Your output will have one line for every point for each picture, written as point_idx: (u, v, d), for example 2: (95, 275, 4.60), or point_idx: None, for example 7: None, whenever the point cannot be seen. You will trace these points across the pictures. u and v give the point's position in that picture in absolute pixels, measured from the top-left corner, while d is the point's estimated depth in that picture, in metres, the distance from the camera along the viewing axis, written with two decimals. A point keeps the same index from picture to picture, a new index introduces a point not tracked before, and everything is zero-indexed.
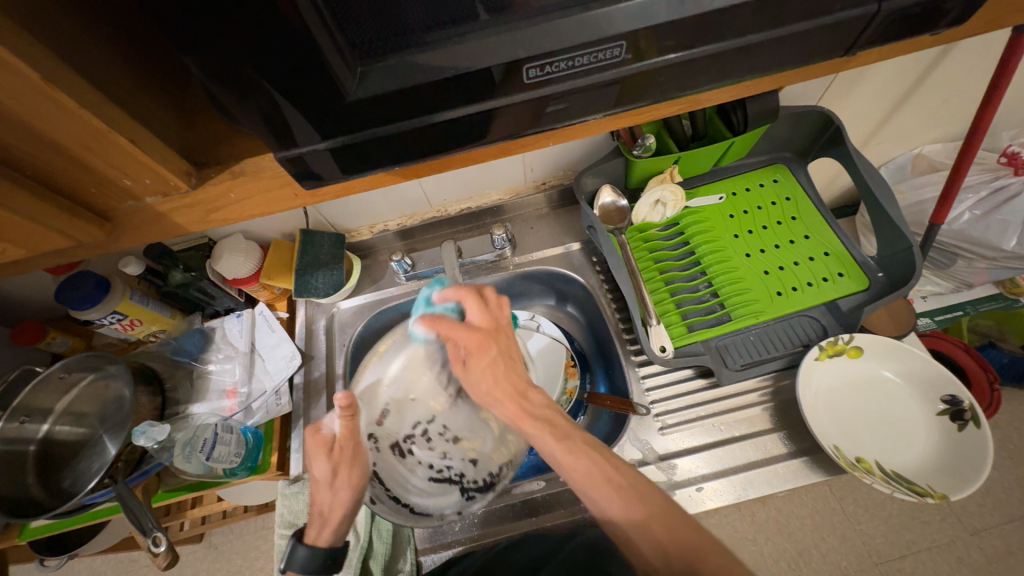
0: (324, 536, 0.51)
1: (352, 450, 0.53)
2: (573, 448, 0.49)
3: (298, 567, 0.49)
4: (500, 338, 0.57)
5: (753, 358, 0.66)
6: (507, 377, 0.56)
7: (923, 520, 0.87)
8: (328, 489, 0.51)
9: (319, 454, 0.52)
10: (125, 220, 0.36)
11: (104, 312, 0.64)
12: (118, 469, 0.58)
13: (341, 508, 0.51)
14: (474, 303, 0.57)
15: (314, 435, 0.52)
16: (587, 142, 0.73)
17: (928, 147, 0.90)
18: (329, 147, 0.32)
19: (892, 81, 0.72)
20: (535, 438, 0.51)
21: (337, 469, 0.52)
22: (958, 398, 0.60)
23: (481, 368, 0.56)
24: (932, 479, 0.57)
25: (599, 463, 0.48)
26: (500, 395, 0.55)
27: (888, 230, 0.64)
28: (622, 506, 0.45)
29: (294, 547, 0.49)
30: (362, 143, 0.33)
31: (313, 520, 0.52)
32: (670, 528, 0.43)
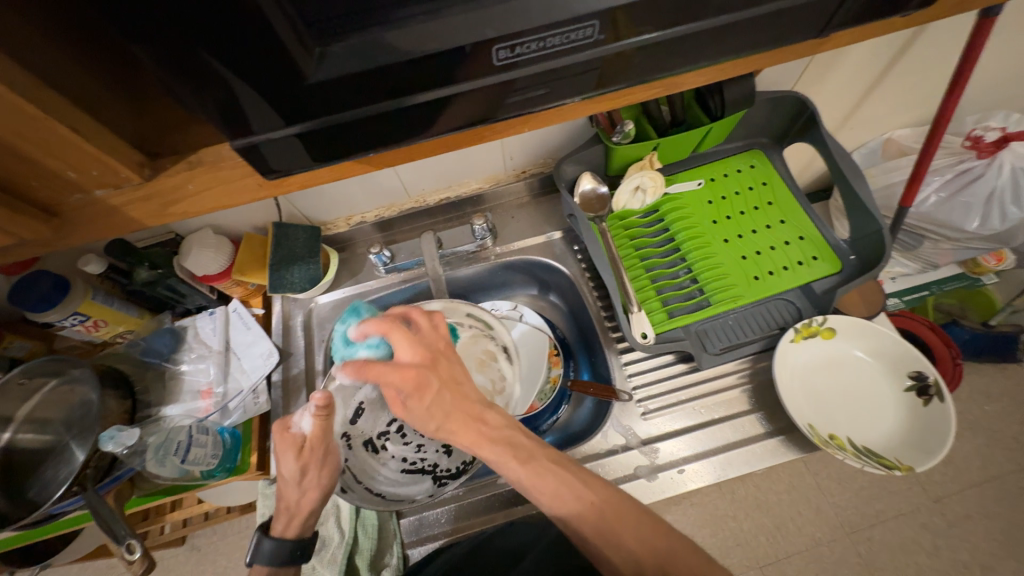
0: (290, 531, 0.51)
1: (323, 451, 0.53)
2: (539, 470, 0.49)
3: (264, 561, 0.50)
4: (439, 365, 0.53)
5: (731, 342, 0.67)
6: (455, 406, 0.52)
7: (890, 490, 0.91)
8: (295, 487, 0.51)
9: (287, 453, 0.51)
10: (74, 215, 0.34)
11: (65, 313, 0.61)
12: (87, 476, 0.55)
13: (308, 506, 0.52)
14: (400, 336, 0.52)
15: (280, 434, 0.52)
16: (567, 129, 0.72)
17: (897, 131, 0.93)
18: (295, 133, 0.31)
19: (864, 67, 0.73)
20: (494, 463, 0.50)
21: (306, 469, 0.52)
22: (924, 373, 0.63)
23: (419, 407, 0.51)
24: (900, 452, 0.60)
25: (565, 480, 0.49)
26: (448, 425, 0.51)
27: (860, 213, 0.66)
28: (584, 511, 0.47)
29: (260, 540, 0.50)
30: (329, 128, 0.32)
31: (279, 515, 0.52)
32: (638, 537, 0.46)
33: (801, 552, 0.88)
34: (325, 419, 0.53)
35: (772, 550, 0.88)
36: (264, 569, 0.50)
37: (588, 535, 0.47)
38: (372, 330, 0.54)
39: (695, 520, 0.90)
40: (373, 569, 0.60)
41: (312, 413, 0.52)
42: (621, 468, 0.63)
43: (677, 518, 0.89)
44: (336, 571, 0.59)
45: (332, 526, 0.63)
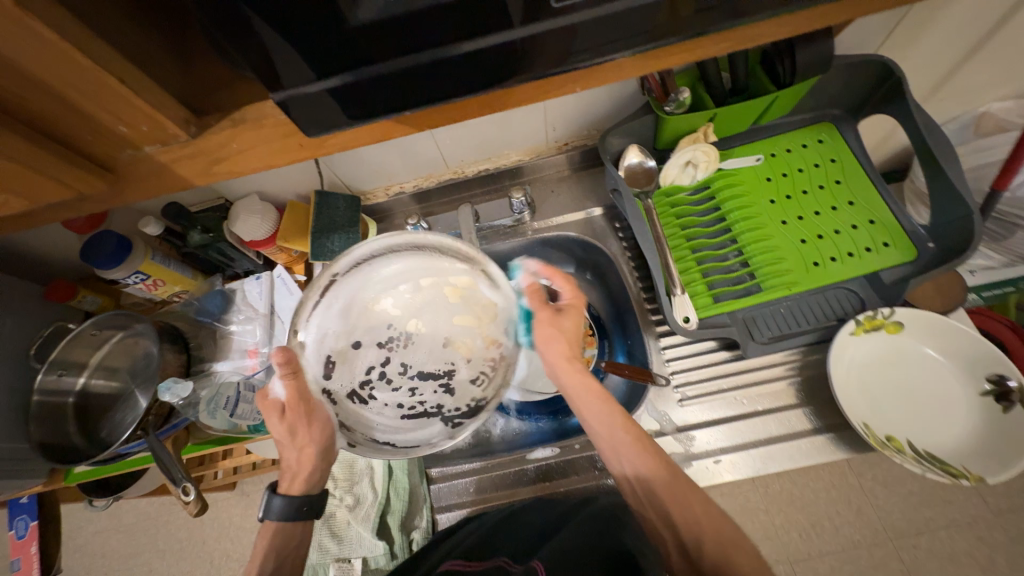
0: (295, 487, 0.53)
1: (303, 410, 0.53)
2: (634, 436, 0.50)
3: (277, 517, 0.51)
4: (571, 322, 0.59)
5: (783, 331, 0.62)
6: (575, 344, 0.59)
7: (945, 498, 0.85)
8: (288, 446, 0.53)
9: (272, 416, 0.53)
10: (126, 171, 0.35)
11: (127, 271, 0.65)
12: (149, 423, 0.59)
13: (307, 461, 0.53)
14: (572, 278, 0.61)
15: (263, 399, 0.54)
16: (615, 96, 0.68)
17: (995, 105, 0.81)
18: (330, 87, 0.30)
19: (967, 26, 0.64)
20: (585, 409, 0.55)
21: (293, 430, 0.53)
22: (1005, 377, 0.56)
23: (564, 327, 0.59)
24: (968, 460, 0.55)
25: (640, 439, 0.50)
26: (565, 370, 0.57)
27: (947, 196, 0.58)
28: (653, 473, 0.48)
29: (270, 498, 0.52)
30: (366, 82, 0.30)
31: (283, 475, 0.54)
32: (705, 509, 0.45)
33: (838, 552, 0.84)
34: (297, 380, 0.52)
35: (805, 548, 0.85)
36: (277, 524, 0.51)
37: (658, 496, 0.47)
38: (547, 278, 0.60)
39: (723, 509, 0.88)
40: (403, 529, 0.63)
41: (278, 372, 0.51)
42: None
43: None
44: (369, 529, 0.62)
45: (366, 485, 0.66)
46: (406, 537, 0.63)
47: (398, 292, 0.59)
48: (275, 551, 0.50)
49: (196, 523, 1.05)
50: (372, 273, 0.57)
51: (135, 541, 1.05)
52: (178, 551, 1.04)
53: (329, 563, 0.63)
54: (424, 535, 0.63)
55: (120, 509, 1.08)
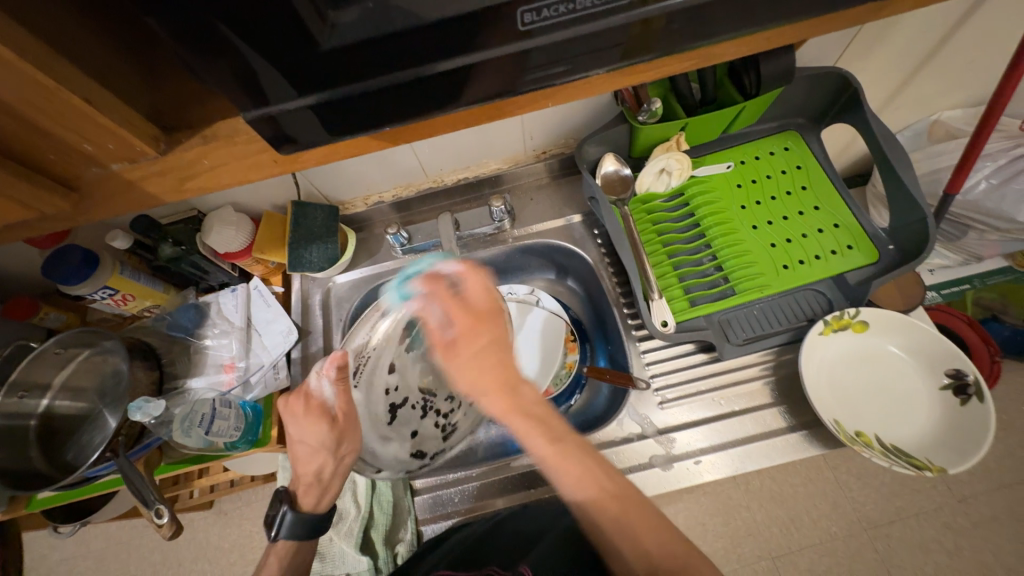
0: (322, 503, 0.54)
1: (350, 420, 0.56)
2: (568, 454, 0.46)
3: (291, 533, 0.51)
4: (492, 324, 0.52)
5: (756, 333, 0.65)
6: (496, 366, 0.50)
7: (913, 488, 0.88)
8: (329, 455, 0.54)
9: (317, 424, 0.54)
10: (91, 189, 0.34)
11: (94, 286, 0.63)
12: (119, 443, 0.58)
13: (343, 472, 0.55)
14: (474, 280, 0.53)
15: (306, 404, 0.54)
16: (591, 106, 0.69)
17: (947, 113, 0.86)
18: (310, 104, 0.30)
19: (916, 40, 0.68)
20: (519, 436, 0.47)
21: (339, 437, 0.55)
22: (962, 372, 0.59)
23: (467, 352, 0.51)
24: (931, 452, 0.57)
25: (588, 464, 0.46)
26: (484, 386, 0.49)
27: (903, 201, 0.62)
28: (599, 498, 0.44)
29: (286, 513, 0.51)
30: (341, 99, 0.30)
31: (307, 488, 0.54)
32: (655, 539, 0.42)
33: (816, 545, 0.87)
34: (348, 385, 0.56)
35: (786, 542, 0.87)
36: (290, 542, 0.51)
37: (603, 523, 0.44)
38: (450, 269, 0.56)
39: (707, 508, 0.90)
40: (388, 544, 0.62)
41: (331, 377, 0.55)
42: (636, 456, 0.63)
43: (688, 506, 0.90)
44: (352, 545, 0.61)
45: (349, 500, 0.64)
46: (390, 552, 0.62)
47: (405, 364, 0.63)
48: (292, 570, 0.50)
49: (171, 546, 1.01)
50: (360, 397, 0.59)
51: (105, 567, 1.01)
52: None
53: None
54: (408, 548, 0.62)
55: (89, 535, 1.03)
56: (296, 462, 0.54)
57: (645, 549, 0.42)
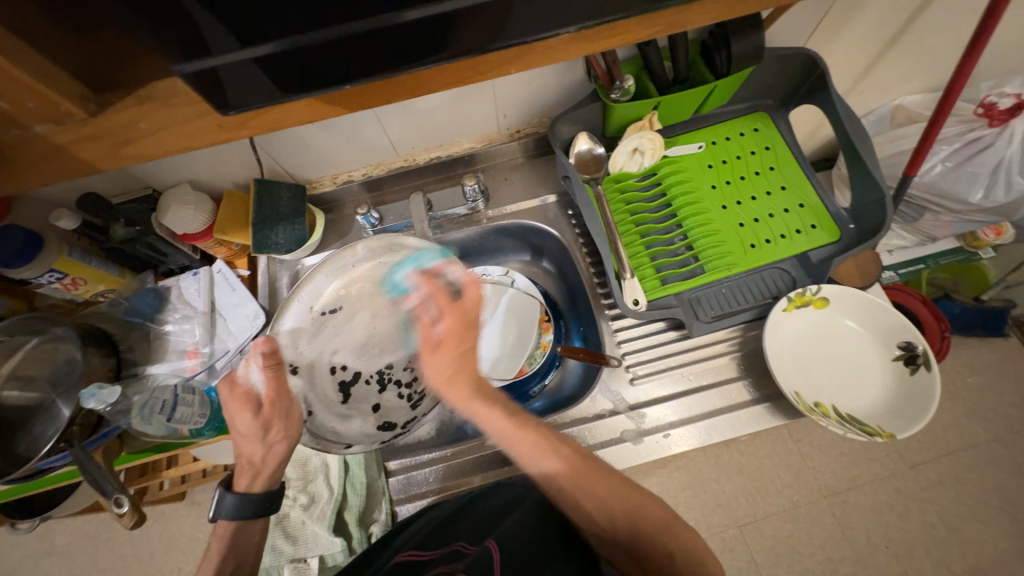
0: (256, 486, 0.51)
1: (281, 404, 0.54)
2: (530, 437, 0.50)
3: (229, 515, 0.49)
4: (473, 332, 0.54)
5: (724, 310, 0.66)
6: (469, 369, 0.54)
7: (869, 456, 0.94)
8: (259, 442, 0.52)
9: (243, 410, 0.52)
10: (17, 157, 0.32)
11: (42, 268, 0.59)
12: (73, 433, 0.55)
13: (276, 458, 0.53)
14: (472, 289, 0.55)
15: (231, 391, 0.52)
16: (564, 83, 0.68)
17: (907, 98, 0.89)
18: (253, 57, 0.29)
19: (881, 23, 0.69)
20: (480, 414, 0.52)
21: (268, 425, 0.53)
22: (913, 343, 0.62)
23: (448, 355, 0.54)
24: (883, 420, 0.61)
25: (545, 439, 0.50)
26: (456, 374, 0.53)
27: (864, 180, 0.64)
28: (559, 469, 0.48)
29: (223, 496, 0.49)
30: (288, 53, 0.29)
31: (240, 471, 0.52)
32: (612, 492, 0.47)
33: (780, 512, 0.92)
34: (277, 371, 0.54)
35: (751, 511, 0.92)
36: (231, 522, 0.49)
37: (566, 487, 0.47)
38: (453, 272, 0.60)
39: (679, 482, 0.93)
40: (362, 524, 0.62)
41: (261, 363, 0.53)
42: (607, 432, 0.64)
43: (663, 479, 0.93)
44: (326, 527, 0.61)
45: (320, 483, 0.64)
46: (365, 531, 0.62)
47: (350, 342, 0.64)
48: (232, 552, 0.49)
49: (142, 539, 0.99)
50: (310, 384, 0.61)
51: (72, 562, 0.98)
52: (122, 569, 0.97)
53: (284, 565, 0.61)
54: (383, 528, 0.61)
55: (52, 530, 0.99)
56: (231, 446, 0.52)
57: (601, 499, 0.46)
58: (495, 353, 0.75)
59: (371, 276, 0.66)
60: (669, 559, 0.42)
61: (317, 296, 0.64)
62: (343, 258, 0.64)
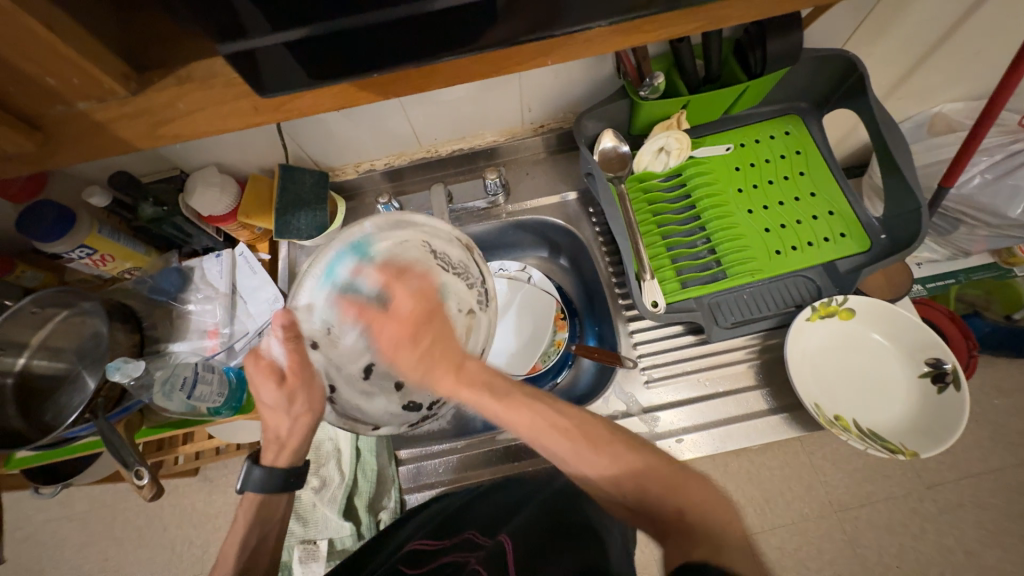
0: (282, 459, 0.54)
1: (302, 377, 0.54)
2: (514, 405, 0.48)
3: (255, 487, 0.51)
4: (431, 322, 0.56)
5: (745, 317, 0.65)
6: (442, 354, 0.54)
7: (885, 474, 0.91)
8: (284, 413, 0.54)
9: (268, 382, 0.53)
10: (58, 131, 0.33)
11: (72, 244, 0.61)
12: (98, 404, 0.57)
13: (300, 431, 0.54)
14: (399, 287, 0.57)
15: (256, 364, 0.54)
16: (592, 78, 0.67)
17: (948, 106, 0.86)
18: (286, 41, 0.29)
19: (927, 26, 0.66)
20: (473, 405, 0.51)
21: (292, 397, 0.54)
22: (942, 360, 0.60)
23: (410, 355, 0.54)
24: (905, 437, 0.59)
25: (535, 409, 0.48)
26: (429, 371, 0.53)
27: (899, 190, 0.61)
28: (563, 437, 0.46)
29: (251, 469, 0.52)
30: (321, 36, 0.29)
31: (268, 445, 0.54)
32: (613, 455, 0.44)
33: (788, 525, 0.90)
34: (298, 343, 0.55)
35: (759, 521, 0.90)
36: (256, 496, 0.51)
37: (571, 462, 0.45)
38: (369, 278, 0.58)
39: None
40: (371, 510, 0.62)
41: (280, 336, 0.54)
42: None
43: None
44: (337, 510, 0.62)
45: (332, 468, 0.65)
46: (373, 518, 0.62)
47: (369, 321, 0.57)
48: (257, 522, 0.51)
49: (156, 511, 1.02)
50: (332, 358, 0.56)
51: (90, 529, 1.01)
52: (136, 539, 1.00)
53: (295, 545, 0.62)
54: (391, 515, 0.62)
55: (72, 497, 1.03)
56: (260, 421, 0.55)
57: (603, 465, 0.43)
58: (507, 348, 0.75)
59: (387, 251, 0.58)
60: (675, 513, 0.38)
61: (331, 272, 0.57)
62: (352, 234, 0.57)
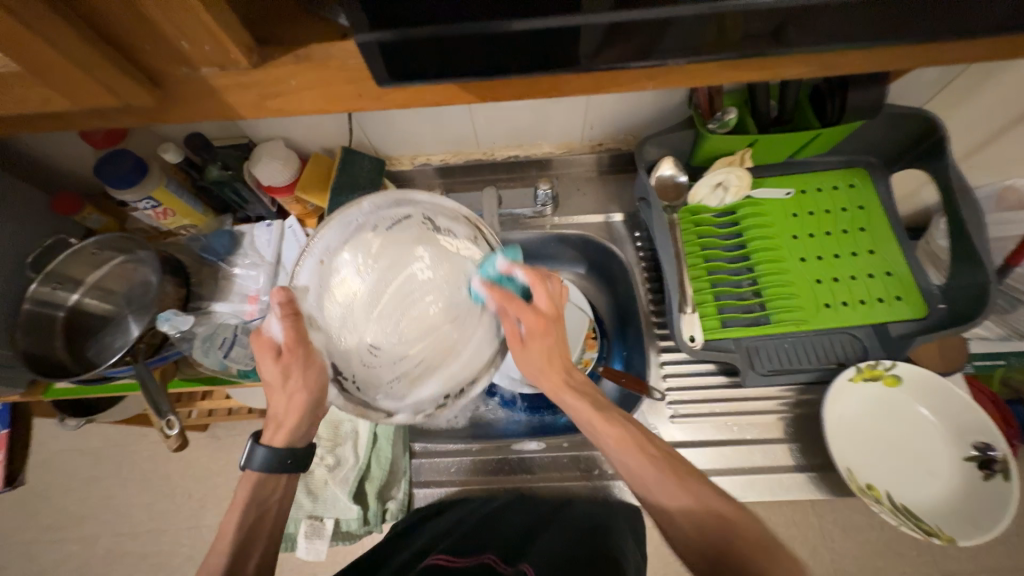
0: (278, 438, 0.52)
1: (300, 354, 0.51)
2: (614, 433, 0.50)
3: (256, 466, 0.51)
4: (558, 325, 0.54)
5: (784, 366, 0.63)
6: (561, 359, 0.54)
7: (901, 555, 0.87)
8: (281, 391, 0.52)
9: (266, 357, 0.52)
10: (177, 90, 0.35)
11: (139, 194, 0.64)
12: (140, 350, 0.59)
13: (296, 410, 0.52)
14: (542, 288, 0.53)
15: (259, 339, 0.52)
16: (661, 105, 0.67)
17: (1021, 181, 0.82)
18: (379, 40, 0.30)
19: (1017, 97, 0.64)
20: (574, 414, 0.53)
21: (287, 374, 0.52)
22: (991, 446, 0.57)
23: (539, 350, 0.53)
24: (942, 520, 0.56)
25: (637, 440, 0.50)
26: (545, 369, 0.53)
27: (964, 261, 0.59)
28: (648, 477, 0.47)
29: (253, 448, 0.51)
30: (411, 41, 0.30)
31: (268, 423, 0.53)
32: (692, 515, 0.44)
33: None
34: (296, 322, 0.51)
35: None
36: (258, 474, 0.51)
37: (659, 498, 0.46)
38: (521, 275, 0.54)
39: None
40: (379, 499, 0.62)
41: (279, 315, 0.50)
42: None
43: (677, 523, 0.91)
44: (347, 492, 0.62)
45: (348, 449, 0.65)
46: (381, 507, 0.62)
47: (374, 304, 0.55)
48: (254, 502, 0.51)
49: (163, 462, 1.05)
50: (341, 342, 0.53)
51: (99, 467, 1.05)
52: (140, 485, 1.03)
53: (302, 519, 0.63)
54: (398, 507, 0.62)
55: (88, 433, 1.07)
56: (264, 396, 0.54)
57: (688, 507, 0.45)
58: None
59: (386, 230, 0.57)
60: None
61: (329, 254, 0.55)
62: (349, 214, 0.55)
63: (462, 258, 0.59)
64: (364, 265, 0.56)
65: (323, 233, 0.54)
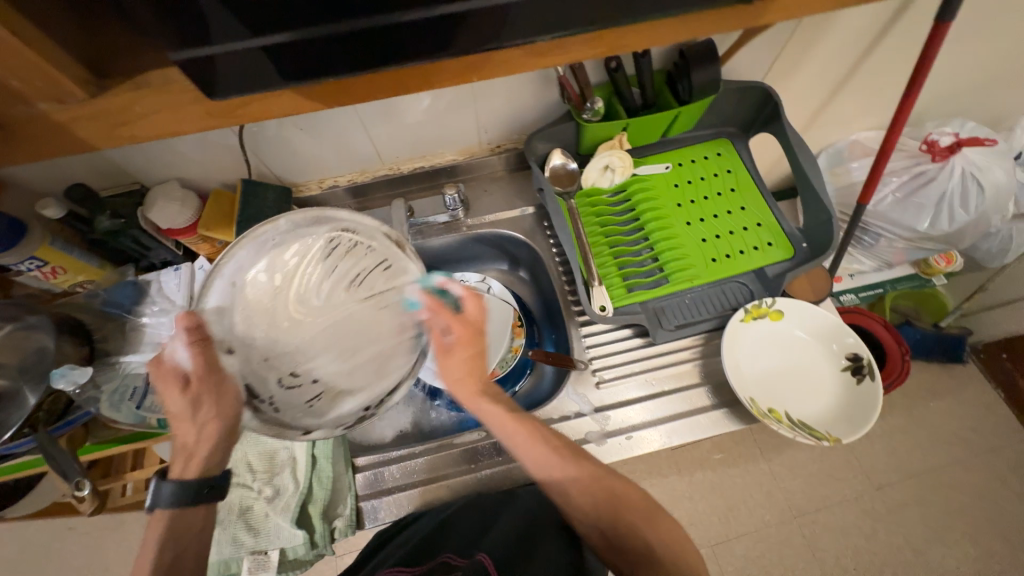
0: (189, 470, 0.51)
1: (211, 381, 0.52)
2: (534, 445, 0.56)
3: (166, 504, 0.49)
4: (477, 340, 0.61)
5: (687, 319, 0.70)
6: (478, 369, 0.61)
7: (838, 478, 0.98)
8: (189, 421, 0.51)
9: (172, 389, 0.51)
10: (21, 130, 0.35)
11: (20, 256, 0.60)
12: (39, 418, 0.56)
13: (208, 439, 0.52)
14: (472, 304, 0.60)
15: (159, 369, 0.52)
16: (542, 102, 0.73)
17: (862, 134, 0.97)
18: (262, 45, 0.33)
19: (832, 61, 0.76)
20: (490, 419, 0.58)
21: (196, 402, 0.51)
22: (859, 355, 0.67)
23: (456, 361, 0.60)
24: (832, 425, 0.64)
25: (556, 452, 0.55)
26: (468, 378, 0.60)
27: (814, 203, 0.69)
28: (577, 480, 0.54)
29: (160, 485, 0.50)
30: (299, 44, 0.33)
31: (177, 456, 0.52)
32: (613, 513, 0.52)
33: (750, 532, 0.96)
34: (203, 348, 0.52)
35: (724, 530, 0.96)
36: (168, 512, 0.49)
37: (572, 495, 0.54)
38: (454, 289, 0.59)
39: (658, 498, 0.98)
40: (325, 518, 0.62)
41: (185, 341, 0.51)
42: (572, 432, 0.66)
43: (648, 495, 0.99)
44: (289, 519, 0.61)
45: (287, 476, 0.64)
46: (328, 526, 0.61)
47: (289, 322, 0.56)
48: (172, 545, 0.48)
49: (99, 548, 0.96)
50: (248, 365, 0.53)
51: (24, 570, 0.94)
52: None
53: (243, 556, 0.60)
54: (346, 523, 0.62)
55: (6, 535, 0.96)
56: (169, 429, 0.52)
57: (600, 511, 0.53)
58: None
59: (304, 248, 0.58)
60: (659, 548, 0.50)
61: (243, 273, 0.56)
62: (263, 234, 0.56)
63: (380, 272, 0.60)
64: (283, 282, 0.57)
65: (233, 254, 0.55)
